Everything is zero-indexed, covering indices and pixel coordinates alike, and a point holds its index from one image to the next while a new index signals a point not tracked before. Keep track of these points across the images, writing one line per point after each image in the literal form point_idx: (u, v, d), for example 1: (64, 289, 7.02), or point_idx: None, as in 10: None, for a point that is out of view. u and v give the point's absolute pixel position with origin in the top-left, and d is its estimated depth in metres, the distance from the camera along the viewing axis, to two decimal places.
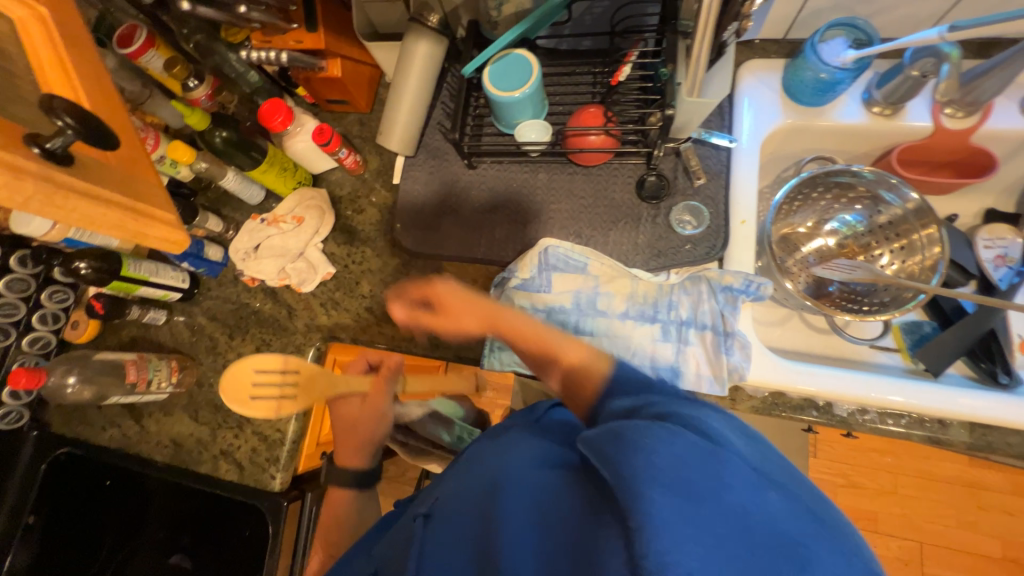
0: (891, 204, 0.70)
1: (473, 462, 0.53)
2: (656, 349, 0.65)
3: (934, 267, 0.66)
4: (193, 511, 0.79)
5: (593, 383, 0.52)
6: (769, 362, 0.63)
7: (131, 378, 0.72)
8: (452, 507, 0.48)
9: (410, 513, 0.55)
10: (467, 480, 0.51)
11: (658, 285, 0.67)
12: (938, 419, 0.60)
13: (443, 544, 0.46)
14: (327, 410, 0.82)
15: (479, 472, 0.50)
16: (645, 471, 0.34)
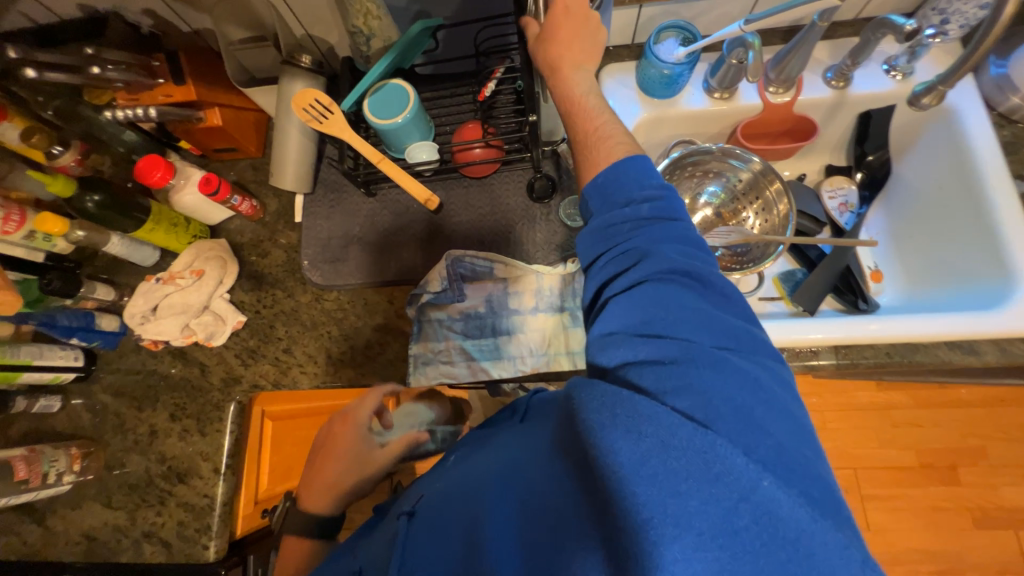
0: (740, 169, 0.77)
1: (465, 461, 0.53)
2: (568, 338, 0.68)
3: (786, 218, 0.74)
4: None
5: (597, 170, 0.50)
6: None
7: (21, 476, 0.65)
8: (440, 495, 0.47)
9: (395, 512, 0.54)
10: (459, 475, 0.49)
11: (559, 276, 0.70)
12: (821, 350, 0.64)
13: (431, 532, 0.44)
14: (257, 465, 0.78)
15: (472, 465, 0.50)
16: (636, 448, 0.33)
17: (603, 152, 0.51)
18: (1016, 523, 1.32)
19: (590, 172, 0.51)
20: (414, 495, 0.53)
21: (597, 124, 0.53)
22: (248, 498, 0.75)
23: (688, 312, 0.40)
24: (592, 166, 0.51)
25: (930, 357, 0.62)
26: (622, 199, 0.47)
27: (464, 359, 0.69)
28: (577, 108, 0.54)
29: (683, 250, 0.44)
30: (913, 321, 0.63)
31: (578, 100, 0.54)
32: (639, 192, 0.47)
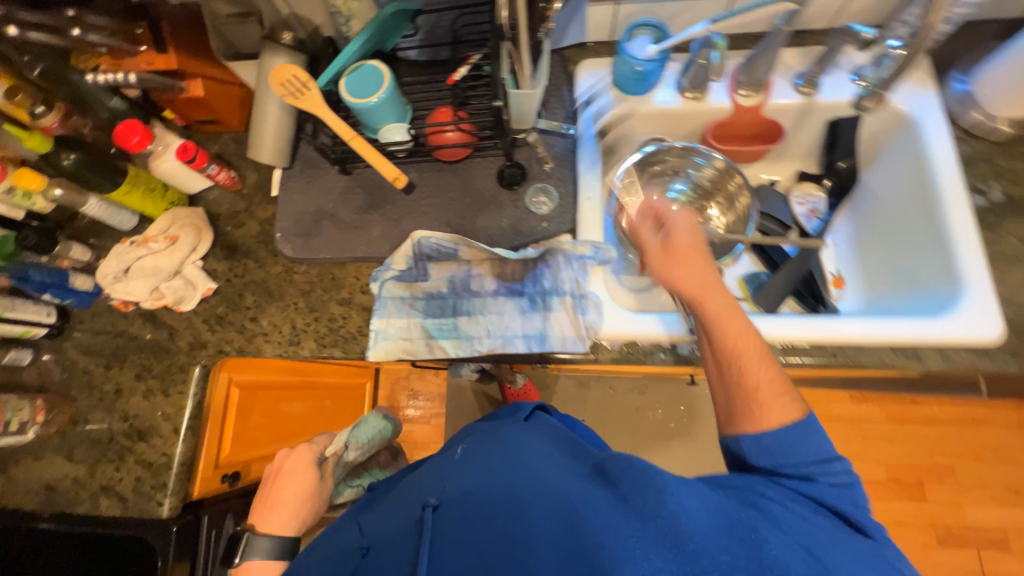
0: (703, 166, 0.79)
1: (491, 455, 0.56)
2: (525, 322, 0.70)
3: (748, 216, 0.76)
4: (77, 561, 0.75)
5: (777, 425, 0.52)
6: (620, 316, 0.68)
7: None
8: (473, 491, 0.50)
9: (411, 497, 0.57)
10: (484, 473, 0.53)
11: (521, 262, 0.71)
12: (769, 346, 0.65)
13: (462, 527, 0.46)
14: (218, 430, 0.80)
15: (499, 464, 0.54)
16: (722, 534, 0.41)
17: (775, 407, 0.52)
18: (981, 542, 1.32)
19: (751, 423, 0.53)
20: (430, 490, 0.55)
21: (759, 374, 0.53)
22: (207, 461, 0.77)
23: (826, 532, 0.46)
24: (755, 418, 0.53)
25: (872, 359, 0.64)
26: (796, 459, 0.51)
27: (423, 336, 0.71)
28: (732, 346, 0.54)
29: (842, 495, 0.50)
30: (859, 324, 0.64)
31: (738, 341, 0.54)
32: (813, 462, 0.51)
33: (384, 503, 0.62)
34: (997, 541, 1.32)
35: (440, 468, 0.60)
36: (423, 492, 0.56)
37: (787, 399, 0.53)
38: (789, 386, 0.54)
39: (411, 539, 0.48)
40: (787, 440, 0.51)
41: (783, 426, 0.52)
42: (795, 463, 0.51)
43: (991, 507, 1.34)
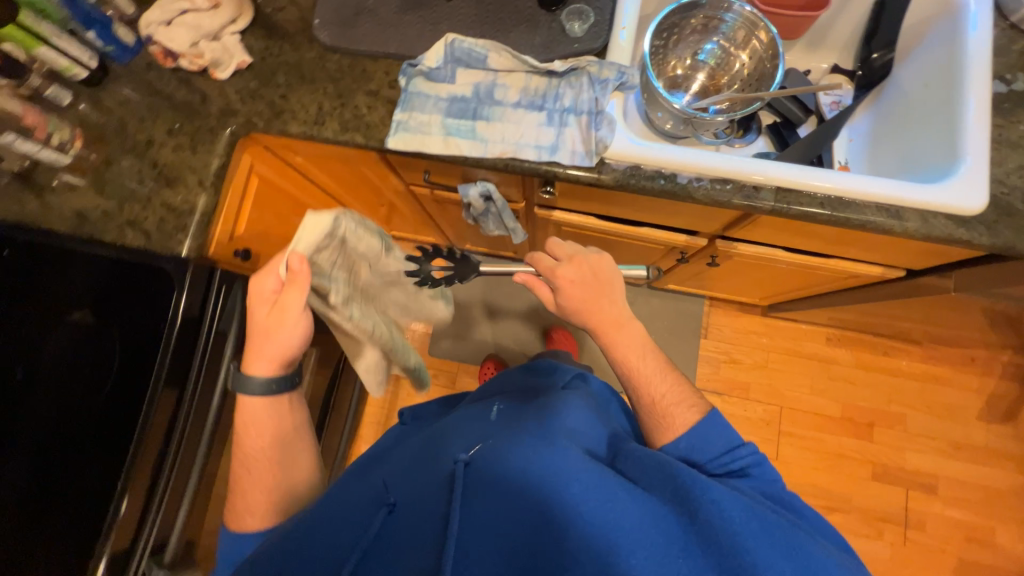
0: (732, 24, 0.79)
1: (528, 425, 0.61)
2: (540, 133, 0.73)
3: (766, 72, 0.79)
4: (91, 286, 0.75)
5: (677, 421, 0.69)
6: (632, 139, 0.71)
7: (29, 122, 0.72)
8: (502, 458, 0.55)
9: (433, 454, 0.62)
10: (519, 441, 0.58)
11: (548, 79, 0.74)
12: (764, 190, 0.69)
13: (493, 493, 0.52)
14: (236, 204, 0.86)
15: (533, 432, 0.59)
16: (752, 529, 0.49)
17: (677, 414, 0.70)
18: (910, 483, 1.43)
19: (667, 433, 0.69)
20: (461, 445, 0.61)
21: (663, 386, 0.73)
22: (224, 228, 0.83)
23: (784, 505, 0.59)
24: (669, 426, 0.70)
25: (857, 213, 0.67)
26: (706, 453, 0.65)
27: (441, 132, 0.74)
28: (629, 371, 0.74)
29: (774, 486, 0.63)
30: (854, 180, 0.67)
31: (637, 367, 0.74)
32: (722, 453, 0.66)
33: (409, 449, 0.68)
34: (925, 484, 1.42)
35: (466, 430, 0.65)
36: (449, 449, 0.61)
37: (688, 406, 0.71)
38: (697, 400, 0.71)
39: (442, 492, 0.54)
40: (714, 448, 0.66)
41: (687, 430, 0.68)
42: (706, 457, 0.66)
43: (929, 455, 1.44)
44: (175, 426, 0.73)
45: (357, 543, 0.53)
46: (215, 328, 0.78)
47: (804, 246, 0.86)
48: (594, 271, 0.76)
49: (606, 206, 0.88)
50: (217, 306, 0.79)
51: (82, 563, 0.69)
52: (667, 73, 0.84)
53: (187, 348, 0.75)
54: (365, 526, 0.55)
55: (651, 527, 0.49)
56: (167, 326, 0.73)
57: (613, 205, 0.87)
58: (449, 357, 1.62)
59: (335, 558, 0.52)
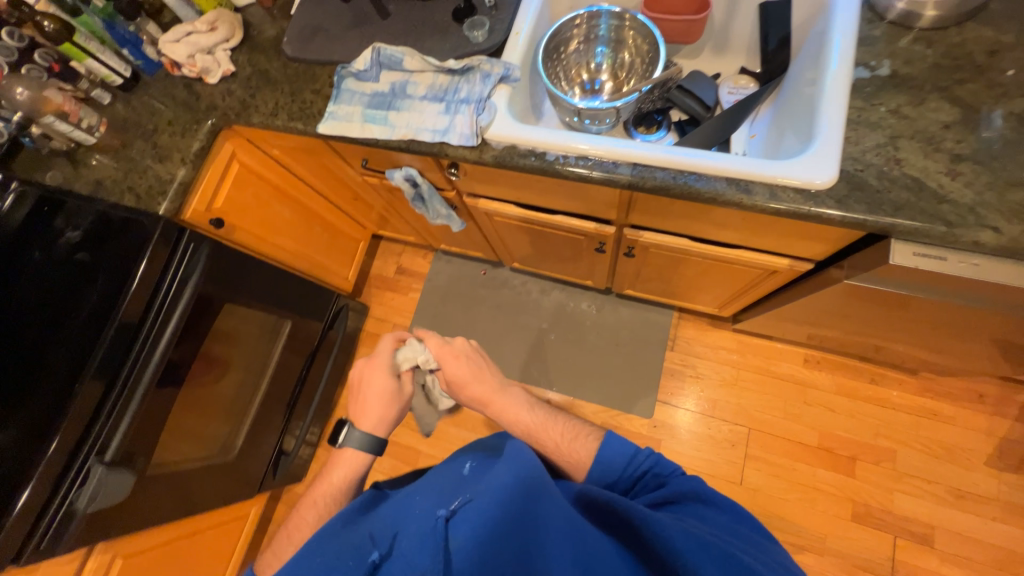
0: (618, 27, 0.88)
1: (500, 474, 0.61)
2: (437, 120, 0.85)
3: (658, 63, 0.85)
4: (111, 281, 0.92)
5: (575, 454, 0.76)
6: (508, 121, 0.81)
7: (67, 110, 0.96)
8: (490, 508, 0.55)
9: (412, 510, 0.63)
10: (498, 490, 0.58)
11: (450, 77, 0.87)
12: (621, 164, 0.75)
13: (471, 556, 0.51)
14: (213, 181, 1.06)
15: (510, 473, 0.60)
16: (709, 552, 0.50)
17: (577, 449, 0.77)
18: (899, 530, 1.26)
19: (577, 469, 0.75)
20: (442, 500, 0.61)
21: (558, 427, 0.80)
22: (201, 199, 1.05)
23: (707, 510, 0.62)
24: (574, 462, 0.76)
25: (707, 186, 0.71)
26: (618, 473, 0.71)
27: (360, 120, 0.89)
28: (521, 424, 0.81)
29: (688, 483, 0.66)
30: (699, 156, 0.72)
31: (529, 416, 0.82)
32: (626, 464, 0.71)
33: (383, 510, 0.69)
34: (919, 534, 1.25)
35: (436, 493, 0.65)
36: (426, 509, 0.60)
37: (583, 436, 0.78)
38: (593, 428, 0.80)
39: (421, 547, 0.54)
40: (625, 462, 0.71)
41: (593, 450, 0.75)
42: (622, 477, 0.71)
43: (925, 501, 1.27)
44: (127, 366, 0.93)
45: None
46: (177, 277, 1.00)
47: (701, 234, 0.89)
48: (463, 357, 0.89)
49: (515, 192, 0.97)
50: (182, 260, 1.01)
51: (22, 466, 0.82)
52: (575, 81, 0.94)
53: (151, 291, 0.96)
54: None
55: None
56: (129, 281, 0.93)
57: (519, 190, 0.95)
58: None
59: None
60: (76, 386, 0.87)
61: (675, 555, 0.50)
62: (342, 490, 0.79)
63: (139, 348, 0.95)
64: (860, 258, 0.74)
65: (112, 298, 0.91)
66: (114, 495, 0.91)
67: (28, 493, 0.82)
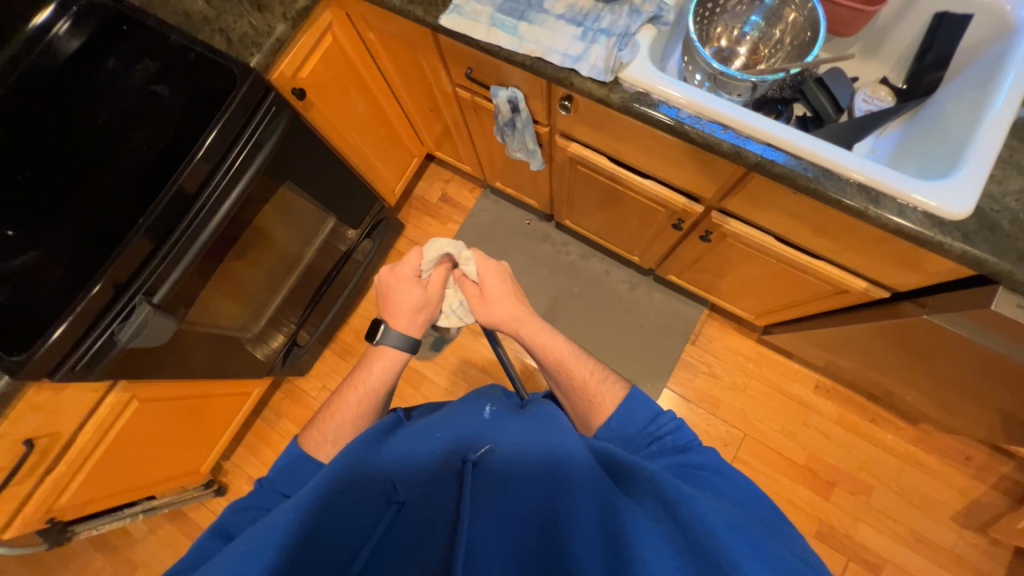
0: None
1: (527, 435, 0.63)
2: (570, 44, 0.80)
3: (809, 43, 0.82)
4: (190, 136, 0.88)
5: (602, 400, 0.76)
6: (647, 66, 0.77)
7: None
8: (517, 462, 0.59)
9: (432, 443, 0.64)
10: (521, 445, 0.61)
11: (594, 2, 0.81)
12: (753, 139, 0.73)
13: (495, 507, 0.53)
14: (305, 49, 1.00)
15: (536, 434, 0.63)
16: (730, 524, 0.47)
17: (604, 394, 0.77)
18: (854, 555, 1.35)
19: (599, 416, 0.75)
20: (467, 444, 0.63)
21: (586, 371, 0.80)
22: (290, 63, 0.99)
23: (721, 484, 0.62)
24: (598, 406, 0.76)
25: (837, 187, 0.70)
26: (632, 427, 0.72)
27: (487, 23, 0.83)
28: (552, 353, 0.81)
29: (705, 454, 0.65)
30: (836, 153, 0.70)
31: (561, 349, 0.81)
32: (647, 423, 0.72)
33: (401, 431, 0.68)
34: (871, 563, 1.34)
35: (451, 428, 0.67)
36: (448, 448, 0.62)
37: (611, 386, 0.78)
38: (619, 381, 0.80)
39: (447, 490, 0.56)
40: (636, 420, 0.73)
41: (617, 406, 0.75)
42: (635, 432, 0.72)
43: (884, 536, 1.36)
44: (183, 222, 0.90)
45: (369, 531, 0.49)
46: (254, 138, 0.95)
47: (790, 236, 0.88)
48: (495, 281, 0.85)
49: (617, 145, 0.94)
50: (262, 120, 0.96)
51: (72, 295, 0.83)
52: (713, 41, 0.87)
53: (220, 150, 0.90)
54: (374, 519, 0.50)
55: (642, 541, 0.47)
56: (198, 143, 0.87)
57: (621, 144, 0.92)
58: None
59: (347, 545, 0.47)
60: (137, 224, 0.84)
61: (690, 510, 0.49)
62: (383, 386, 0.80)
63: (197, 209, 0.91)
64: (958, 296, 0.75)
65: (186, 152, 0.88)
66: (155, 339, 0.92)
67: (67, 324, 0.81)
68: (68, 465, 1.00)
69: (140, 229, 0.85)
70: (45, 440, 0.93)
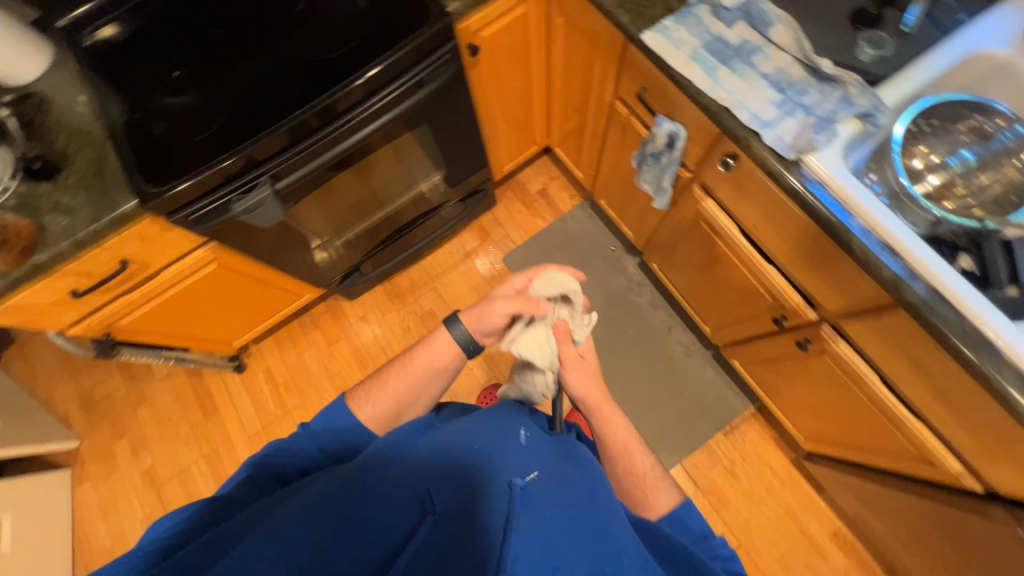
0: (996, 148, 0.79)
1: (574, 481, 0.60)
2: (765, 107, 0.76)
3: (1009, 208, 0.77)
4: (368, 54, 0.92)
5: (658, 503, 0.70)
6: (835, 158, 0.72)
7: None
8: (566, 504, 0.55)
9: (473, 455, 0.61)
10: (566, 486, 0.58)
11: (805, 74, 0.77)
12: (919, 279, 0.68)
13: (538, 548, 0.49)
14: (497, 10, 1.02)
15: (584, 485, 0.59)
16: None
17: (657, 494, 0.71)
18: None
19: (648, 511, 0.69)
20: (511, 464, 0.59)
21: (647, 468, 0.74)
22: (480, 19, 1.01)
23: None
24: (648, 503, 0.70)
25: (993, 369, 0.63)
26: (690, 535, 0.66)
27: (688, 54, 0.81)
28: (619, 441, 0.76)
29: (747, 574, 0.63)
30: (996, 318, 0.64)
31: (626, 442, 0.76)
32: (698, 539, 0.65)
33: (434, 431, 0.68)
34: None
35: (492, 440, 0.64)
36: (494, 463, 0.59)
37: (666, 488, 0.71)
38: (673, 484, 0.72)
39: (483, 508, 0.53)
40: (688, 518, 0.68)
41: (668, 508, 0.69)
42: (689, 539, 0.66)
43: None
44: (325, 130, 0.94)
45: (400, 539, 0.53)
46: (418, 77, 0.98)
47: (901, 385, 0.81)
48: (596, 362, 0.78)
49: (757, 221, 0.89)
50: (431, 64, 0.98)
51: (212, 156, 0.87)
52: (910, 156, 0.80)
53: (384, 79, 0.94)
54: (406, 527, 0.54)
55: None
56: (368, 66, 0.91)
57: (762, 223, 0.88)
58: (515, 270, 1.73)
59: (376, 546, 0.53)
60: (289, 118, 0.88)
61: None
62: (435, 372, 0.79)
63: (341, 122, 0.95)
64: None
65: (355, 66, 0.91)
66: (263, 220, 1.02)
67: (190, 183, 0.86)
68: (142, 293, 1.09)
69: (288, 121, 0.89)
70: (136, 266, 1.01)
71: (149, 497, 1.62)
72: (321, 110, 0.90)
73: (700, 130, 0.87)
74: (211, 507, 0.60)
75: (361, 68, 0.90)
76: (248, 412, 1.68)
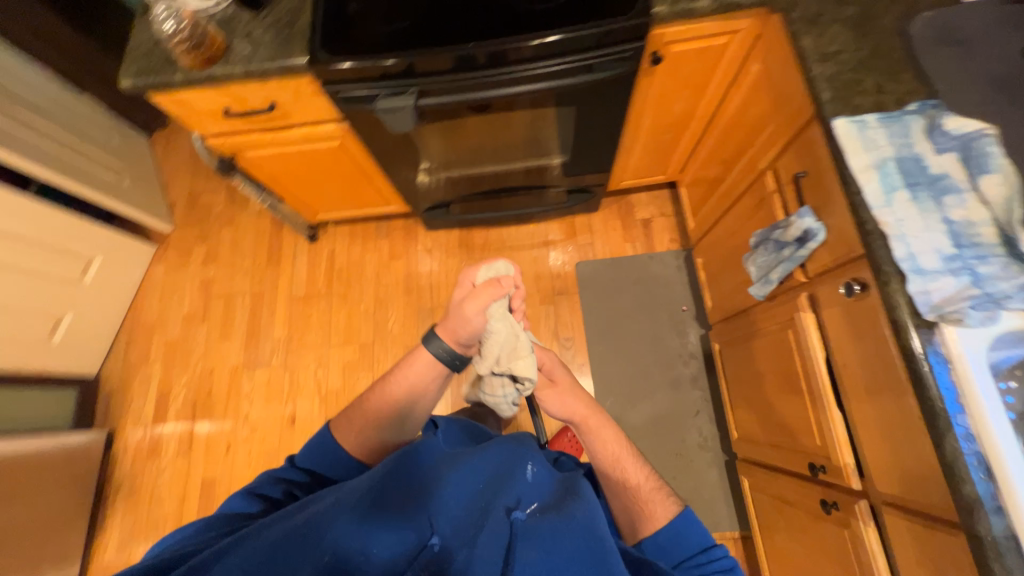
0: None
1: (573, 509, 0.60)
2: (929, 252, 0.67)
3: None
4: (558, 19, 0.92)
5: (653, 510, 0.69)
6: (977, 343, 0.63)
7: None
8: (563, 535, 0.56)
9: (469, 485, 0.63)
10: (566, 520, 0.57)
11: (996, 239, 0.66)
12: (1003, 517, 0.58)
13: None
14: (699, 31, 0.98)
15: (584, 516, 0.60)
16: None
17: (657, 505, 0.69)
18: None
19: (648, 526, 0.67)
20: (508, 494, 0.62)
21: (638, 475, 0.74)
22: (678, 33, 0.97)
23: None
24: (648, 514, 0.69)
25: None
26: (677, 557, 0.65)
27: (874, 159, 0.72)
28: (606, 453, 0.77)
29: None
30: None
31: (609, 449, 0.78)
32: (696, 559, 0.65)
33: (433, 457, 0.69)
34: None
35: (491, 475, 0.65)
36: (491, 493, 0.62)
37: (660, 504, 0.70)
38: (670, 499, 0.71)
39: (483, 534, 0.56)
40: (684, 549, 0.65)
41: (665, 524, 0.67)
42: (676, 561, 0.65)
43: None
44: (485, 71, 0.97)
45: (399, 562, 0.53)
46: (589, 62, 0.96)
47: None
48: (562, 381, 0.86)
49: (849, 360, 0.80)
50: (609, 54, 0.96)
51: (381, 49, 0.93)
52: None
53: (557, 50, 0.94)
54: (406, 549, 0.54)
55: None
56: (551, 31, 0.91)
57: (854, 366, 0.79)
58: (581, 280, 1.70)
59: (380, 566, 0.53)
60: (458, 47, 0.91)
61: None
62: (414, 387, 0.79)
63: (502, 71, 0.97)
64: None
65: (540, 26, 0.92)
66: (395, 124, 1.07)
67: (352, 65, 0.93)
68: (273, 137, 1.21)
69: (459, 49, 0.92)
70: (279, 112, 1.12)
71: (197, 301, 1.84)
72: (491, 52, 0.92)
73: (840, 241, 0.79)
74: (218, 523, 0.62)
75: (544, 30, 0.91)
76: (300, 277, 1.84)
